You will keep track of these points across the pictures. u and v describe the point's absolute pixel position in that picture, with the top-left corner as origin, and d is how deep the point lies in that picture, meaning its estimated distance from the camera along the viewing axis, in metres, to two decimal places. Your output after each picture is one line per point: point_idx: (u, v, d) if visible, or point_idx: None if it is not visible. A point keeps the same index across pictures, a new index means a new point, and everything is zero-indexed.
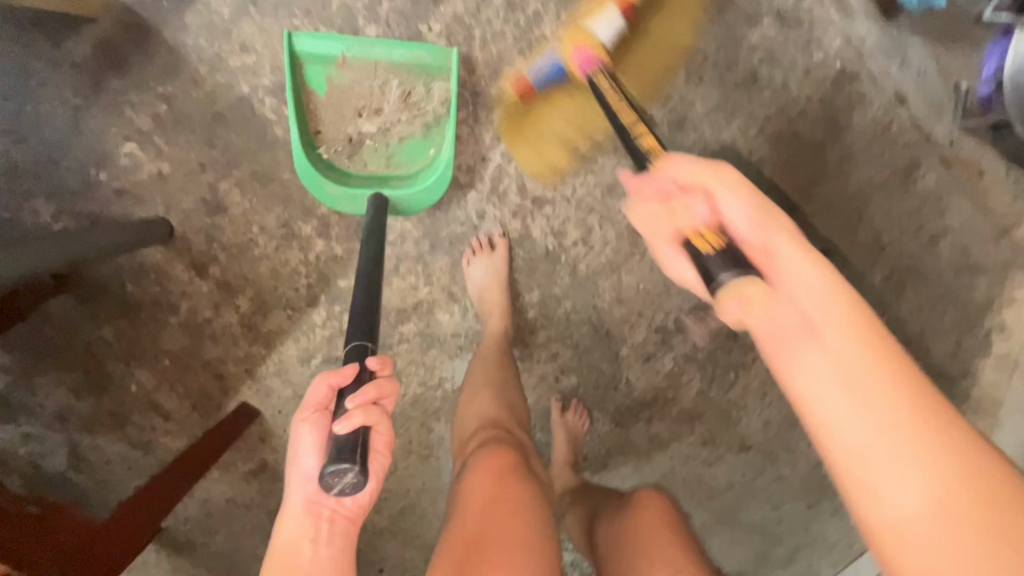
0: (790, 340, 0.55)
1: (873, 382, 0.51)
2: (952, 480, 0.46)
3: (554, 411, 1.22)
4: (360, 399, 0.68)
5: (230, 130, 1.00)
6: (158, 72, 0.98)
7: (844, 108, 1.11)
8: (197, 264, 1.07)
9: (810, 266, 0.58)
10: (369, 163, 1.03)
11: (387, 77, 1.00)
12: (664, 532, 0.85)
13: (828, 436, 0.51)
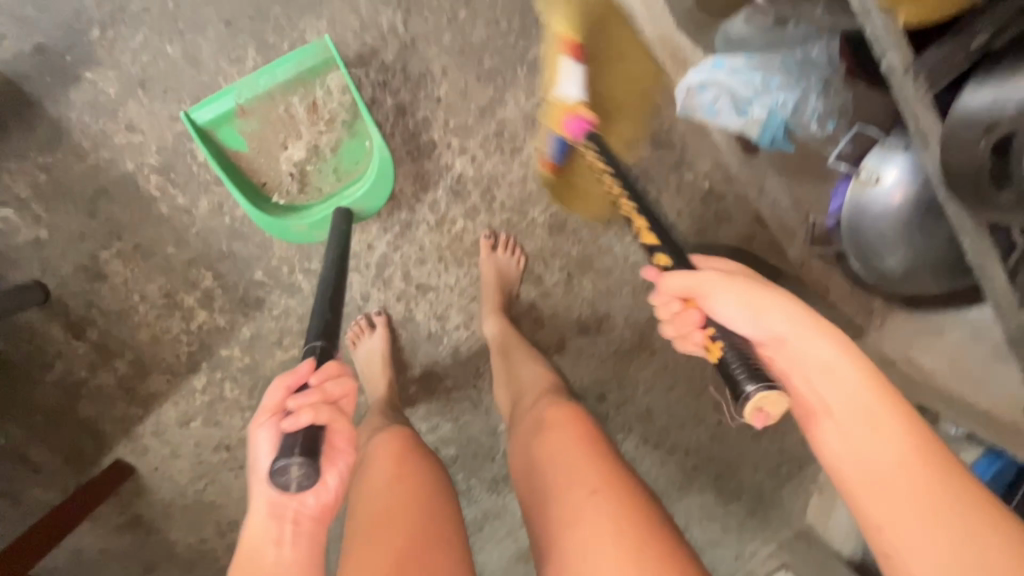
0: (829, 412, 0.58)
1: (879, 430, 0.54)
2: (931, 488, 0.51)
3: (483, 247, 1.12)
4: (312, 397, 0.67)
5: (113, 203, 1.02)
6: (39, 143, 0.98)
7: (710, 224, 1.23)
8: (74, 327, 1.08)
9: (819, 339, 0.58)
10: (321, 185, 1.06)
11: (286, 96, 1.01)
12: (562, 420, 0.80)
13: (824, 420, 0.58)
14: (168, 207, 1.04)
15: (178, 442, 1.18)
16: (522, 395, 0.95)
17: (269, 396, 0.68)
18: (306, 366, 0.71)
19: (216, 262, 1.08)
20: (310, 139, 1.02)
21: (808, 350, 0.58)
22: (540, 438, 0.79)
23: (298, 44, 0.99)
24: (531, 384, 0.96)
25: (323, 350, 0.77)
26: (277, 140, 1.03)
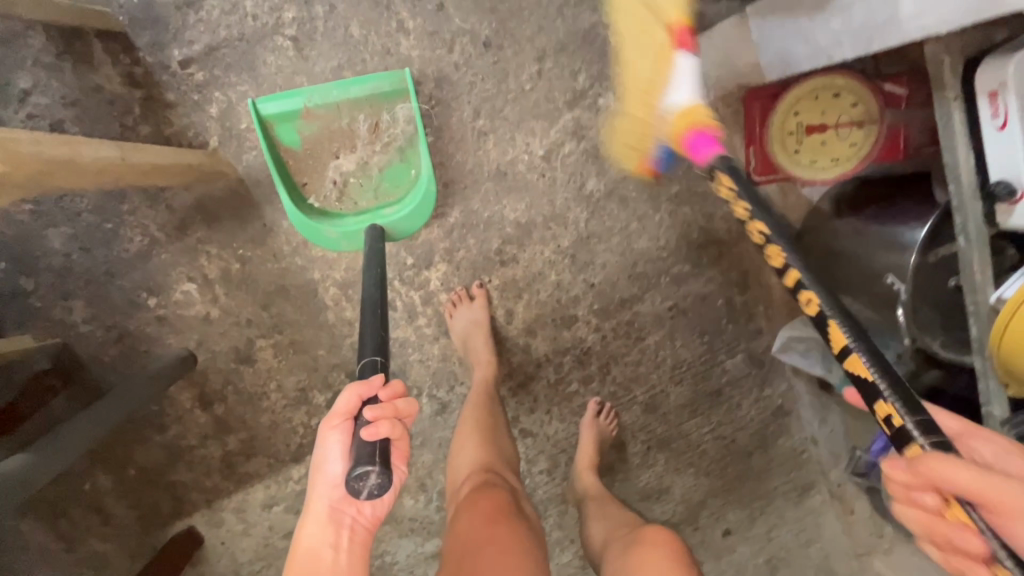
0: (895, 368, 0.68)
1: (934, 394, 0.66)
2: (962, 448, 0.64)
3: (590, 412, 1.23)
4: (387, 409, 0.65)
5: (287, 302, 1.11)
6: (244, 238, 1.07)
7: (774, 433, 1.36)
8: (203, 398, 1.13)
9: (871, 349, 0.70)
10: (359, 200, 1.07)
11: (353, 113, 1.04)
12: (660, 546, 0.83)
13: (873, 368, 0.67)
14: (336, 315, 1.13)
15: (253, 522, 1.21)
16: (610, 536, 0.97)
17: (344, 402, 0.66)
18: (378, 380, 0.69)
19: (356, 371, 1.15)
20: (362, 155, 1.05)
21: (869, 353, 0.70)
22: (634, 558, 0.83)
23: (494, 216, 1.14)
24: (620, 525, 0.98)
25: (382, 367, 0.74)
26: (330, 147, 1.05)
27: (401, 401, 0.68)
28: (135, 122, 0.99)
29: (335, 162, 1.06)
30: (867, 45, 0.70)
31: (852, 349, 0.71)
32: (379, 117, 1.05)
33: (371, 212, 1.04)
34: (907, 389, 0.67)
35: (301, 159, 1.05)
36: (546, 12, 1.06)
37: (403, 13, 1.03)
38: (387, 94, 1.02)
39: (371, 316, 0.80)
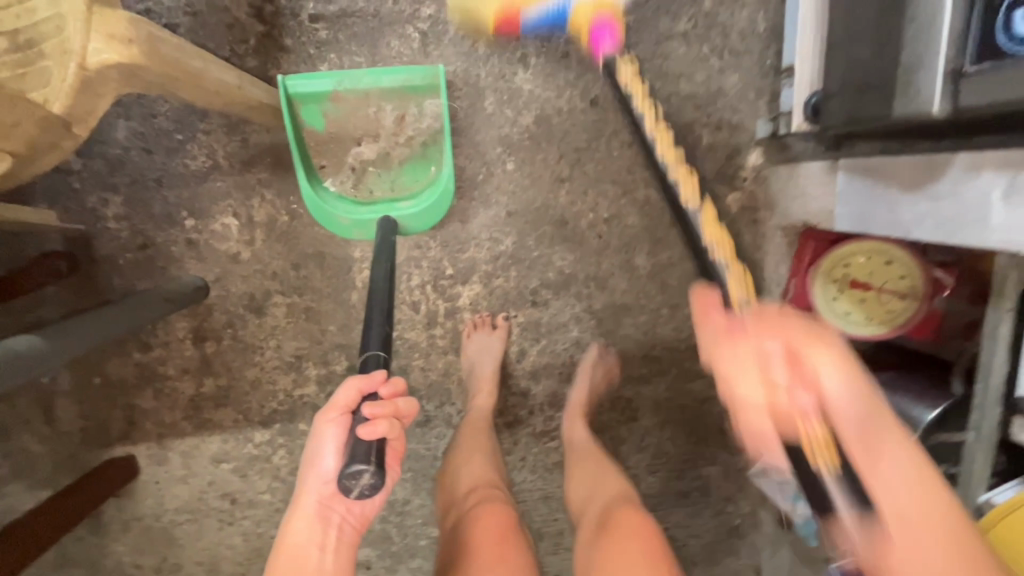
0: (881, 440, 0.57)
1: (940, 512, 0.54)
2: (941, 539, 0.53)
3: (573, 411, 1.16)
4: (386, 407, 0.65)
5: (318, 268, 1.09)
6: (303, 194, 1.06)
7: (723, 551, 1.36)
8: (198, 332, 1.10)
9: (902, 450, 0.57)
10: (375, 189, 1.07)
11: (382, 102, 1.04)
12: (629, 531, 0.87)
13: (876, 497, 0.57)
14: (359, 297, 1.12)
15: (195, 471, 1.15)
16: (588, 503, 1.01)
17: (345, 394, 0.66)
18: (379, 375, 0.69)
19: (357, 358, 1.14)
20: (384, 146, 1.05)
21: (885, 476, 0.56)
22: (607, 541, 0.87)
23: (541, 258, 1.16)
24: (603, 488, 1.01)
25: (382, 362, 0.74)
26: (354, 133, 1.06)
27: (399, 398, 0.68)
28: (245, 53, 1.00)
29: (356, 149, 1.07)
30: (944, 238, 0.77)
31: (872, 473, 0.57)
32: (407, 110, 1.05)
33: (387, 203, 1.03)
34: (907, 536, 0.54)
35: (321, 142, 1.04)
36: (656, 94, 1.12)
37: (529, 48, 1.07)
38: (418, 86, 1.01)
39: (380, 312, 0.80)
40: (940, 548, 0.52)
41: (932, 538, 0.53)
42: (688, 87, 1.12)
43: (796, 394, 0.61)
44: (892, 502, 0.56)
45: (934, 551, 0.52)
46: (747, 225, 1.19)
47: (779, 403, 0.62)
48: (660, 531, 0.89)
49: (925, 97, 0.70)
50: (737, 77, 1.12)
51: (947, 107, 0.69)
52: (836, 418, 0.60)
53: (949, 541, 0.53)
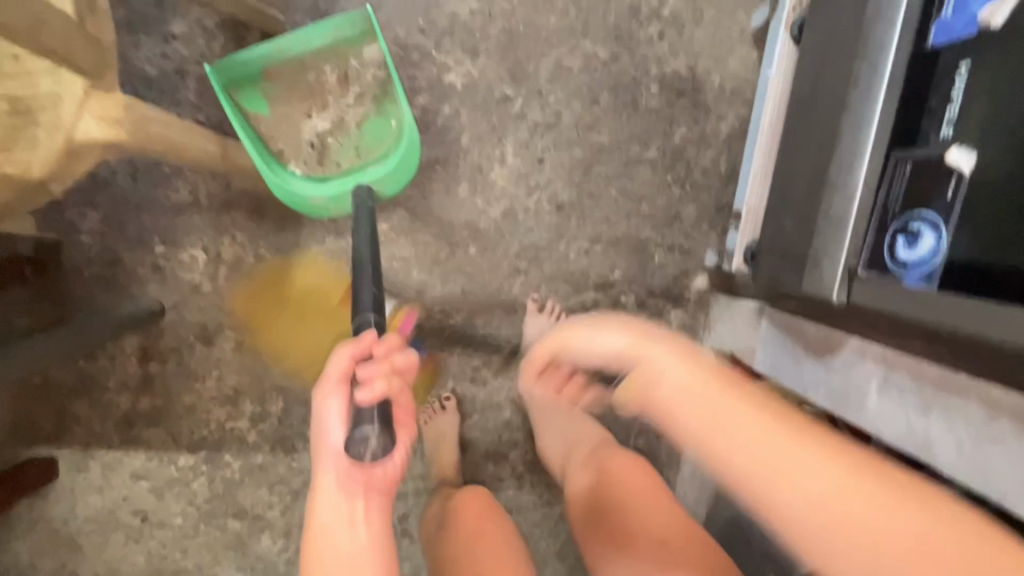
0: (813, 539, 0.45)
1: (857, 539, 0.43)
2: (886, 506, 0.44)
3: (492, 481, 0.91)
4: (382, 367, 0.66)
5: (273, 312, 1.15)
6: (273, 242, 1.13)
7: None
8: (145, 352, 1.14)
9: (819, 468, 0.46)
10: (340, 158, 1.06)
11: (320, 63, 1.05)
12: (625, 470, 0.94)
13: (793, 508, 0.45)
14: (307, 345, 1.17)
15: (113, 484, 1.17)
16: (573, 451, 1.06)
17: (337, 364, 0.66)
18: (369, 337, 0.69)
19: (294, 402, 1.18)
20: (336, 110, 1.06)
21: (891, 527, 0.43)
22: (607, 486, 0.92)
23: (486, 338, 1.22)
24: (583, 441, 1.06)
25: (375, 326, 0.75)
26: (302, 108, 1.06)
27: (396, 354, 0.69)
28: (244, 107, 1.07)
29: (310, 124, 1.06)
30: (831, 405, 0.85)
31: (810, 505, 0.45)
32: (348, 67, 1.06)
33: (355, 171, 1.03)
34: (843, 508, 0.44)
35: (273, 125, 1.05)
36: (617, 210, 1.20)
37: (508, 149, 1.16)
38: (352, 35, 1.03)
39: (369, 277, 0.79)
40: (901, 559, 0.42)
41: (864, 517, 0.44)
42: (648, 208, 1.21)
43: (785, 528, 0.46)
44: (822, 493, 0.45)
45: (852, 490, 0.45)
46: (684, 341, 1.27)
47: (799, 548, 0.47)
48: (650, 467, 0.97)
49: (826, 285, 0.76)
50: (694, 208, 1.22)
51: (843, 297, 0.75)
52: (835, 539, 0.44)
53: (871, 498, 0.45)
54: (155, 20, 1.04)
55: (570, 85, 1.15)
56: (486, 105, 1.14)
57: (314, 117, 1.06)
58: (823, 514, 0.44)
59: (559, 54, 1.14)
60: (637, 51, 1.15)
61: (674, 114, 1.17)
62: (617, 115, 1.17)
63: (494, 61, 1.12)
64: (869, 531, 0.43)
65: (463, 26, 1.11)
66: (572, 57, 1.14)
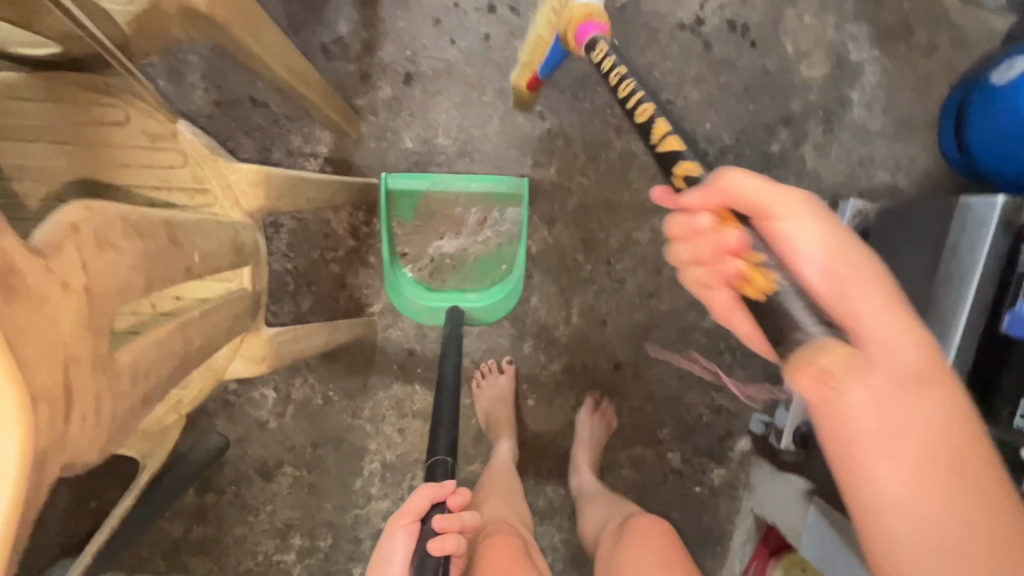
0: (873, 448, 0.39)
1: (948, 477, 0.39)
2: (961, 476, 0.39)
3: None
4: (454, 522, 0.70)
5: (334, 450, 1.17)
6: (342, 385, 1.16)
7: None
8: (203, 483, 1.16)
9: (909, 439, 0.39)
10: (447, 279, 1.15)
11: (468, 203, 1.11)
12: (646, 541, 0.90)
13: (862, 451, 0.39)
14: (362, 484, 1.19)
15: None
16: (611, 519, 1.05)
17: (415, 503, 0.70)
18: (449, 484, 0.72)
19: (343, 538, 1.19)
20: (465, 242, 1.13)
21: (880, 443, 0.39)
22: (623, 551, 0.91)
23: (536, 485, 1.25)
24: (624, 509, 1.06)
25: (450, 468, 0.77)
26: (438, 227, 1.14)
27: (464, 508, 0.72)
28: (333, 259, 1.13)
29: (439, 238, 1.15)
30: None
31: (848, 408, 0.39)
32: (489, 212, 1.13)
33: (455, 293, 1.13)
34: (897, 458, 0.39)
35: (410, 234, 1.13)
36: (671, 372, 1.27)
37: (575, 310, 1.21)
38: (503, 193, 1.10)
39: (448, 413, 0.84)
40: (940, 481, 0.39)
41: (926, 458, 0.39)
42: (699, 370, 1.27)
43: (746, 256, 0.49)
44: (892, 467, 0.39)
45: (907, 447, 0.39)
46: (724, 499, 1.32)
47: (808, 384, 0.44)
48: (679, 538, 0.93)
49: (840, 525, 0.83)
50: (743, 374, 1.28)
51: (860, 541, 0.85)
52: (833, 437, 0.40)
53: (961, 491, 0.39)
54: None
55: (637, 255, 1.22)
56: (558, 269, 1.20)
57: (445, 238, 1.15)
58: (860, 453, 0.39)
59: (630, 228, 1.21)
60: None
61: None
62: (679, 285, 1.24)
63: (569, 231, 1.19)
64: (907, 464, 0.39)
65: (544, 197, 1.18)
66: (642, 231, 1.21)
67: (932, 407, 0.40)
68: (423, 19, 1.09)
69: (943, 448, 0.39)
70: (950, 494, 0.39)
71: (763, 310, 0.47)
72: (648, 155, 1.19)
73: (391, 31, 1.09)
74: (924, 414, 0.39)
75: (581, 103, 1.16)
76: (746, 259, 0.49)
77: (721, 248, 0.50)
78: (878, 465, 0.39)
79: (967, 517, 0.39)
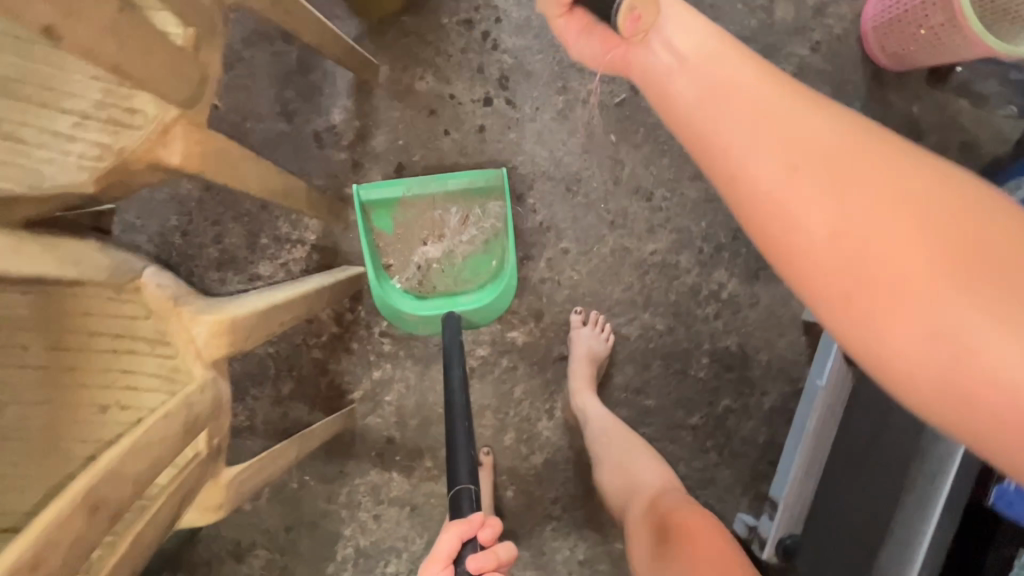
0: (750, 149, 0.35)
1: (870, 182, 0.33)
2: (914, 205, 0.32)
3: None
4: (489, 561, 0.61)
5: (308, 534, 1.16)
6: (319, 470, 1.15)
7: None
8: (173, 564, 1.14)
9: (766, 121, 0.35)
10: (438, 285, 1.10)
11: (447, 204, 1.09)
12: (690, 545, 0.80)
13: (745, 178, 0.35)
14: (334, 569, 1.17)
15: None
16: (632, 500, 0.94)
17: (443, 548, 0.60)
18: (477, 518, 0.63)
19: None
20: (450, 244, 1.10)
21: (769, 167, 0.34)
22: (667, 559, 0.80)
23: None
24: (645, 484, 0.95)
25: (475, 497, 0.67)
26: (419, 234, 1.10)
27: (502, 547, 0.63)
28: (315, 344, 1.12)
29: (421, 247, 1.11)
30: None
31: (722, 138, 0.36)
32: (470, 210, 1.10)
33: (449, 298, 1.07)
34: (799, 187, 0.34)
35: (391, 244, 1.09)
36: None
37: (559, 403, 1.19)
38: (481, 188, 1.08)
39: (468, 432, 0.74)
40: (842, 198, 0.33)
41: (840, 195, 0.33)
42: (684, 466, 1.24)
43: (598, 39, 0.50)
44: (818, 219, 0.33)
45: (818, 168, 0.34)
46: None
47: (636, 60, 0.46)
48: (713, 517, 0.85)
49: None
50: (728, 472, 1.25)
51: None
52: (721, 177, 0.36)
53: (907, 224, 0.32)
54: (244, 261, 1.08)
55: (625, 350, 1.21)
56: (544, 361, 1.18)
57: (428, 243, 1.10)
58: (764, 205, 0.34)
59: (618, 323, 1.20)
60: (692, 326, 1.21)
61: (718, 386, 1.23)
62: (667, 381, 1.22)
63: (556, 323, 1.18)
64: (858, 213, 0.33)
65: (532, 290, 1.17)
66: (630, 326, 1.20)
67: (808, 115, 0.35)
68: (418, 111, 1.08)
69: (900, 187, 0.33)
70: (816, 170, 0.33)
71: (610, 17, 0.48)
72: (640, 250, 1.17)
73: (385, 121, 1.08)
74: (796, 111, 0.35)
75: (574, 197, 1.15)
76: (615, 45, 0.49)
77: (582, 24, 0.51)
78: (802, 225, 0.34)
79: (906, 225, 0.32)
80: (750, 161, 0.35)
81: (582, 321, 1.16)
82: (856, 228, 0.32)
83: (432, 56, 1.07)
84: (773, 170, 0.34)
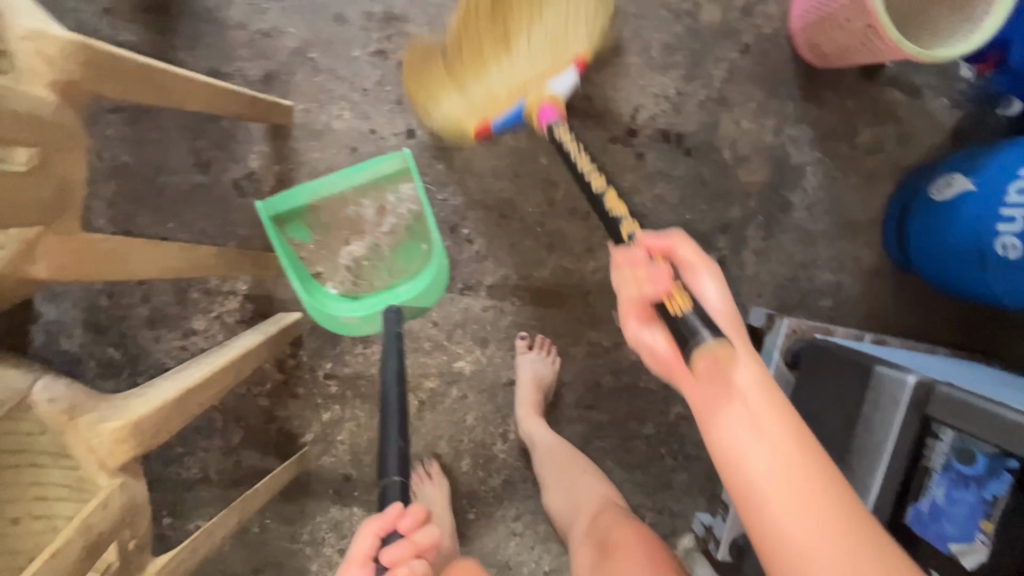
0: (715, 399, 0.51)
1: (800, 452, 0.48)
2: (818, 475, 0.48)
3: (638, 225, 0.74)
4: (407, 549, 0.57)
5: (275, 574, 1.17)
6: (279, 513, 1.17)
7: None
8: None
9: (763, 399, 0.50)
10: (374, 281, 1.07)
11: (359, 199, 1.05)
12: (632, 551, 0.79)
13: (738, 461, 0.49)
14: None
15: None
16: (576, 517, 0.94)
17: (362, 545, 0.57)
18: (395, 510, 0.59)
19: None
20: (373, 239, 1.07)
21: (733, 419, 0.50)
22: (612, 569, 0.79)
23: None
24: (586, 501, 0.95)
25: (405, 488, 0.65)
26: (341, 235, 1.07)
27: (423, 531, 0.59)
28: (259, 393, 1.12)
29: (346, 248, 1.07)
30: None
31: (712, 412, 0.51)
32: (385, 200, 1.06)
33: (386, 290, 1.04)
34: (777, 491, 0.48)
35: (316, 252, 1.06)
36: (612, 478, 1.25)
37: (512, 426, 1.20)
38: (390, 175, 1.03)
39: (393, 424, 0.71)
40: (789, 470, 0.48)
41: (782, 475, 0.48)
42: (641, 475, 1.25)
43: (656, 283, 0.60)
44: (767, 466, 0.48)
45: (779, 453, 0.48)
46: None
47: (646, 290, 0.61)
48: (653, 535, 0.84)
49: None
50: (686, 476, 1.27)
51: None
52: (704, 409, 0.52)
53: (822, 505, 0.47)
54: (175, 317, 1.06)
55: (574, 368, 1.21)
56: (493, 386, 1.19)
57: (353, 241, 1.07)
58: (742, 478, 0.49)
59: (564, 343, 1.20)
60: None
61: (669, 395, 1.24)
62: (617, 395, 1.23)
63: (502, 349, 1.18)
64: (800, 492, 0.47)
65: (474, 319, 1.17)
66: (577, 345, 1.21)
67: (789, 432, 0.49)
68: (338, 149, 1.06)
69: (813, 462, 0.48)
70: (778, 444, 0.48)
71: (683, 322, 0.55)
72: (580, 270, 1.17)
73: (306, 163, 1.06)
74: (790, 426, 0.49)
75: (508, 223, 1.14)
76: (669, 293, 0.58)
77: (643, 282, 0.61)
78: (752, 468, 0.48)
79: (827, 531, 0.46)
80: (732, 421, 0.50)
81: (527, 346, 1.17)
82: (778, 469, 0.48)
83: (346, 92, 1.06)
84: (770, 436, 0.49)
